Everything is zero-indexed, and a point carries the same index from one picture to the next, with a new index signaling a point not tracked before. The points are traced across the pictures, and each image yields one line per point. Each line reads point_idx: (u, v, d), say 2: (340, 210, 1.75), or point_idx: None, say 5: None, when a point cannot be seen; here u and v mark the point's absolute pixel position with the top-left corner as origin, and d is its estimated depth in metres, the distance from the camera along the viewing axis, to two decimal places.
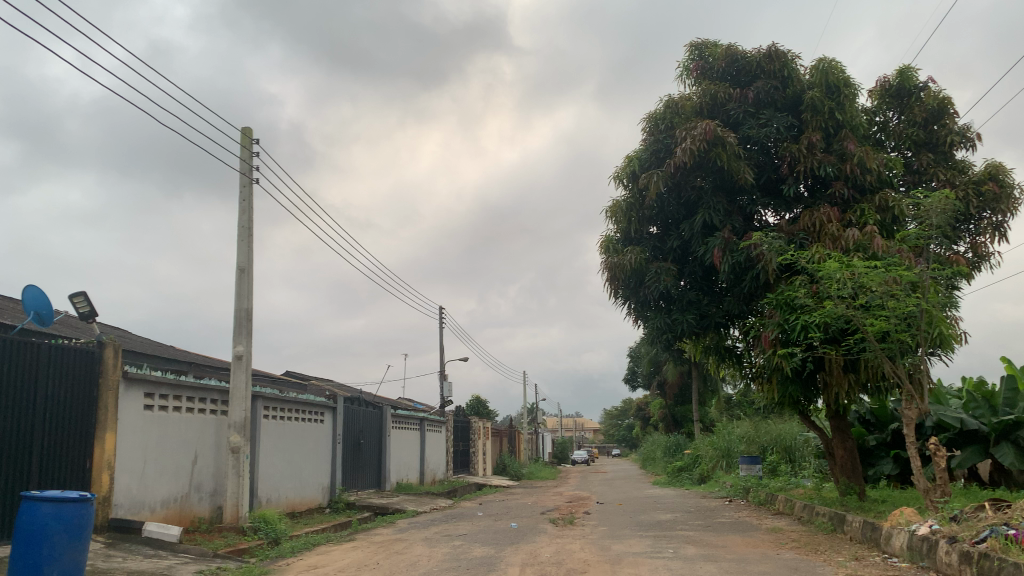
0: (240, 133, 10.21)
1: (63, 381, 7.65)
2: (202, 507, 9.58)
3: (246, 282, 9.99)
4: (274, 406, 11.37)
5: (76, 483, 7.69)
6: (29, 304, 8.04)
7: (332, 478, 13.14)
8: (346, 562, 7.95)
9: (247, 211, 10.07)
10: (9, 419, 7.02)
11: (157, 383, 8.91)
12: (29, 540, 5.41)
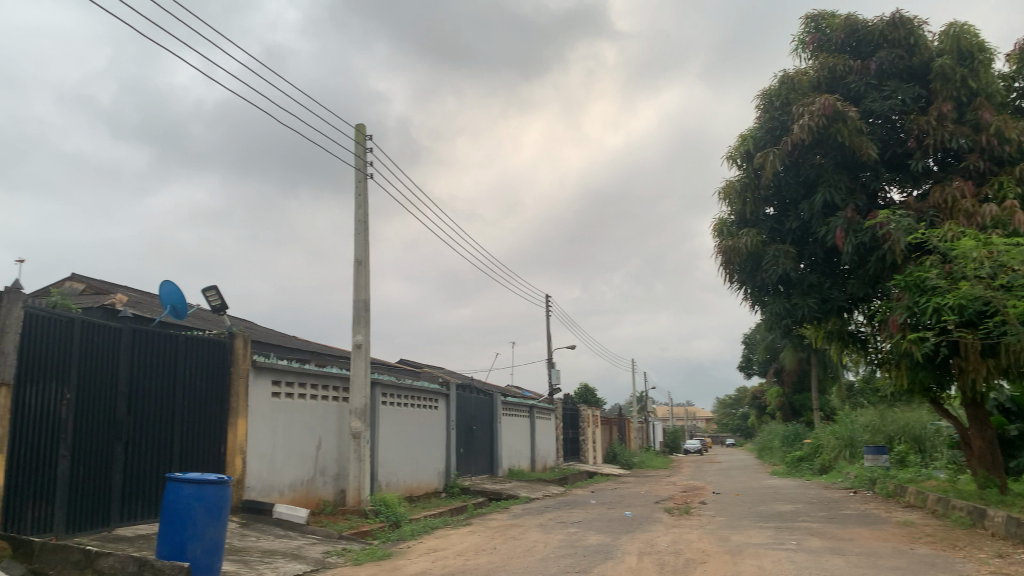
0: (354, 129, 10.53)
1: (199, 371, 8.13)
2: (326, 490, 9.99)
3: (364, 273, 10.30)
4: (392, 393, 11.72)
5: (212, 466, 8.17)
6: (165, 298, 8.57)
7: (447, 465, 13.42)
8: (464, 546, 8.09)
9: (363, 205, 10.37)
10: (153, 406, 7.53)
11: (283, 371, 9.34)
12: (175, 518, 5.78)
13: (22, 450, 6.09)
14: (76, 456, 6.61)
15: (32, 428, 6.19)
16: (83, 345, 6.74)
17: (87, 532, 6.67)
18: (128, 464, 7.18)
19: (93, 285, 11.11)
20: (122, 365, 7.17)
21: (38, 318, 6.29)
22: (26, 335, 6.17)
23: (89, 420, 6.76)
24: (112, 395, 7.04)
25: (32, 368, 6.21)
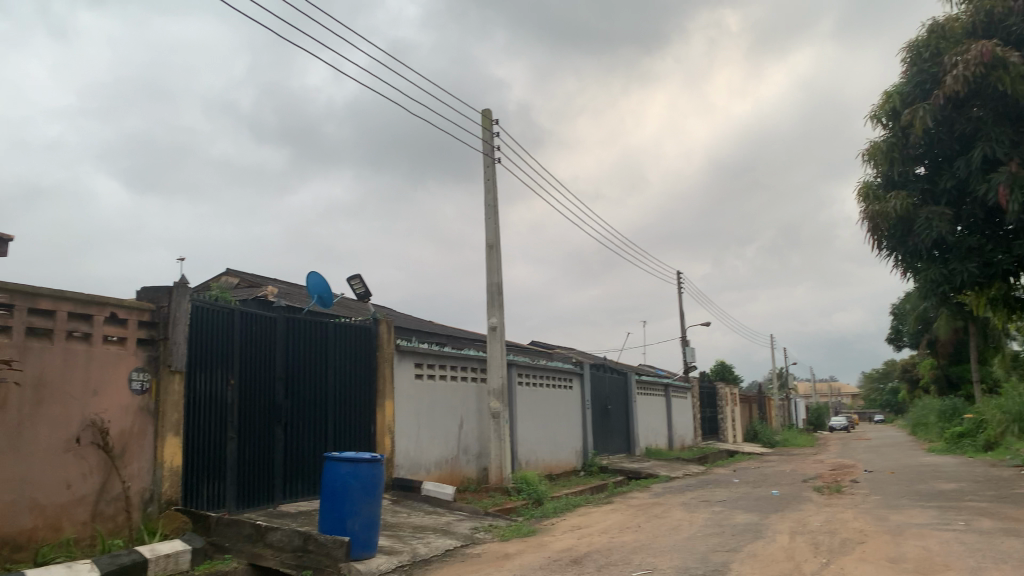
0: (481, 115, 10.65)
1: (348, 356, 8.52)
2: (470, 468, 10.26)
3: (496, 257, 10.45)
4: (528, 373, 11.86)
5: (363, 446, 8.57)
6: (313, 288, 9.01)
7: (584, 444, 13.47)
8: (607, 524, 8.10)
9: (492, 189, 10.51)
10: (308, 389, 7.95)
11: (424, 353, 9.65)
12: (335, 495, 6.10)
13: (195, 432, 6.61)
14: (242, 438, 7.08)
15: (202, 411, 6.70)
16: (243, 333, 7.20)
17: (256, 507, 7.17)
18: (288, 444, 7.63)
19: (245, 278, 11.85)
20: (278, 351, 7.61)
21: (203, 309, 6.78)
22: (195, 326, 6.66)
23: (251, 403, 7.23)
24: (271, 379, 7.50)
25: (201, 356, 6.71)
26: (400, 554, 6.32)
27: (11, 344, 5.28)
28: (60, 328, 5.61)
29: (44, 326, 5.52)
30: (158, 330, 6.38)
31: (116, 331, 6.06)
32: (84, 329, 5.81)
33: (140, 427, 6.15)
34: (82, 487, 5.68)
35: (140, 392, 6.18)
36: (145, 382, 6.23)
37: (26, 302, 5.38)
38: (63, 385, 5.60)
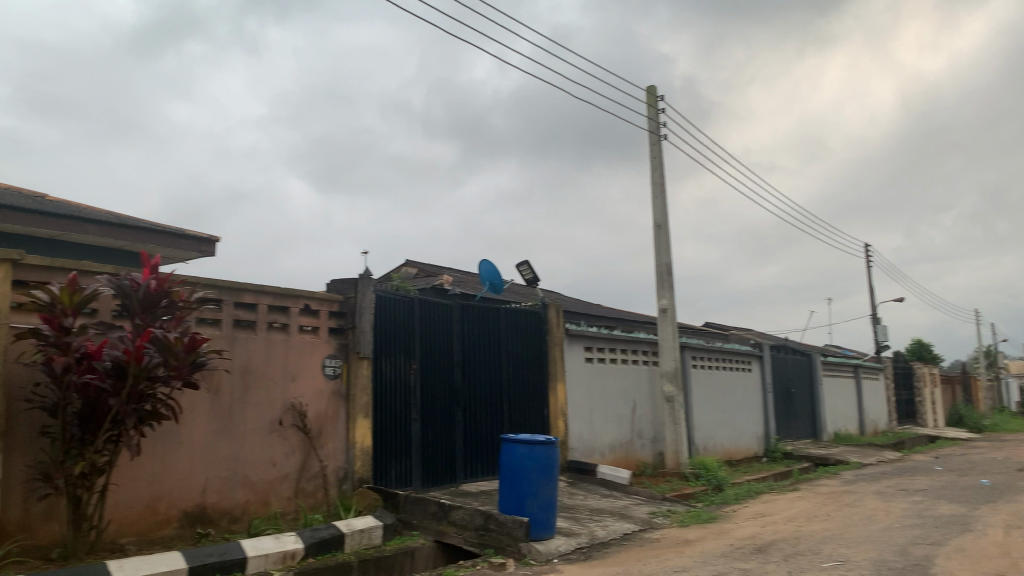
0: (646, 92, 10.43)
1: (520, 341, 8.68)
2: (645, 453, 10.16)
3: (664, 237, 10.22)
4: (703, 356, 11.56)
5: (539, 428, 8.73)
6: (485, 275, 9.25)
7: (766, 429, 12.95)
8: (793, 512, 7.72)
9: (659, 168, 10.28)
10: (484, 373, 8.19)
11: (594, 337, 9.65)
12: (512, 475, 6.26)
13: (383, 415, 6.99)
14: (425, 420, 7.42)
15: (388, 395, 7.08)
16: (423, 321, 7.52)
17: (440, 487, 7.49)
18: (467, 426, 7.90)
19: (423, 269, 12.39)
20: (456, 337, 7.88)
21: (386, 299, 7.14)
22: (379, 315, 7.04)
23: (432, 388, 7.55)
24: (450, 364, 7.78)
25: (384, 343, 7.08)
26: (578, 536, 6.37)
27: (222, 335, 5.82)
28: (262, 319, 6.13)
29: (248, 318, 6.04)
30: (346, 320, 6.80)
31: (309, 321, 6.53)
32: (282, 320, 6.30)
33: (334, 411, 6.60)
34: (286, 465, 6.19)
35: (333, 377, 6.64)
36: (337, 368, 6.68)
37: (232, 297, 5.91)
38: (266, 372, 6.12)
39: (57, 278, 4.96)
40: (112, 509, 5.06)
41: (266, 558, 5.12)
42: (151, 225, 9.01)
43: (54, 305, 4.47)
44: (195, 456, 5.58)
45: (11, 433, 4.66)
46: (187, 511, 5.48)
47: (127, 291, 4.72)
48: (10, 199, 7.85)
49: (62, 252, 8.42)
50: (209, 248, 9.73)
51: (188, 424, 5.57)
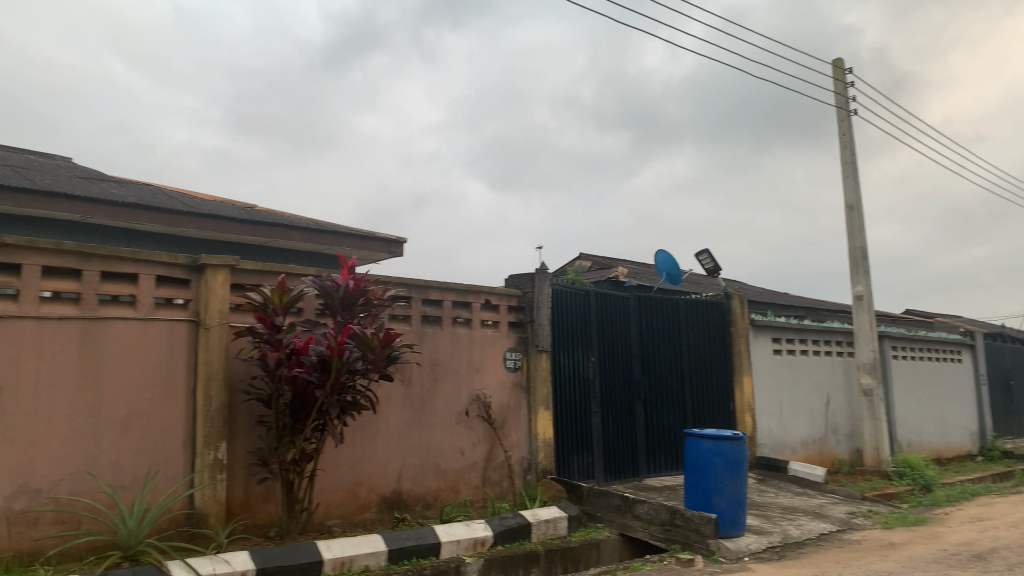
0: (833, 66, 9.80)
1: (701, 332, 8.46)
2: (841, 449, 9.57)
3: (857, 219, 9.56)
4: (905, 346, 10.70)
5: (723, 421, 8.46)
6: (662, 266, 9.09)
7: (980, 425, 11.78)
8: (1019, 517, 6.95)
9: (849, 146, 9.62)
10: (665, 365, 8.05)
11: (782, 328, 9.20)
12: (698, 471, 6.10)
13: (564, 407, 7.07)
14: (606, 413, 7.41)
15: (569, 387, 7.15)
16: (601, 314, 7.51)
17: (623, 480, 7.46)
18: (649, 419, 7.81)
19: (598, 261, 12.38)
20: (634, 329, 7.81)
21: (564, 292, 7.20)
22: (557, 308, 7.11)
23: (613, 380, 7.54)
24: (629, 356, 7.72)
25: (564, 336, 7.15)
26: (771, 535, 6.11)
27: (412, 330, 6.11)
28: (447, 315, 6.38)
29: (435, 314, 6.31)
30: (526, 314, 6.93)
31: (491, 316, 6.72)
32: (466, 315, 6.53)
33: (517, 402, 6.76)
34: (473, 455, 6.42)
35: (514, 369, 6.79)
36: (518, 361, 6.83)
37: (420, 294, 6.19)
38: (452, 365, 6.36)
39: (268, 280, 5.43)
40: (320, 492, 5.46)
41: (459, 544, 5.33)
42: (345, 229, 9.65)
43: (267, 305, 4.91)
44: (390, 445, 5.90)
45: (234, 421, 5.16)
46: (384, 495, 5.82)
47: (328, 291, 5.09)
48: (226, 211, 8.72)
49: (270, 257, 9.24)
50: (397, 249, 10.26)
51: (384, 414, 5.90)
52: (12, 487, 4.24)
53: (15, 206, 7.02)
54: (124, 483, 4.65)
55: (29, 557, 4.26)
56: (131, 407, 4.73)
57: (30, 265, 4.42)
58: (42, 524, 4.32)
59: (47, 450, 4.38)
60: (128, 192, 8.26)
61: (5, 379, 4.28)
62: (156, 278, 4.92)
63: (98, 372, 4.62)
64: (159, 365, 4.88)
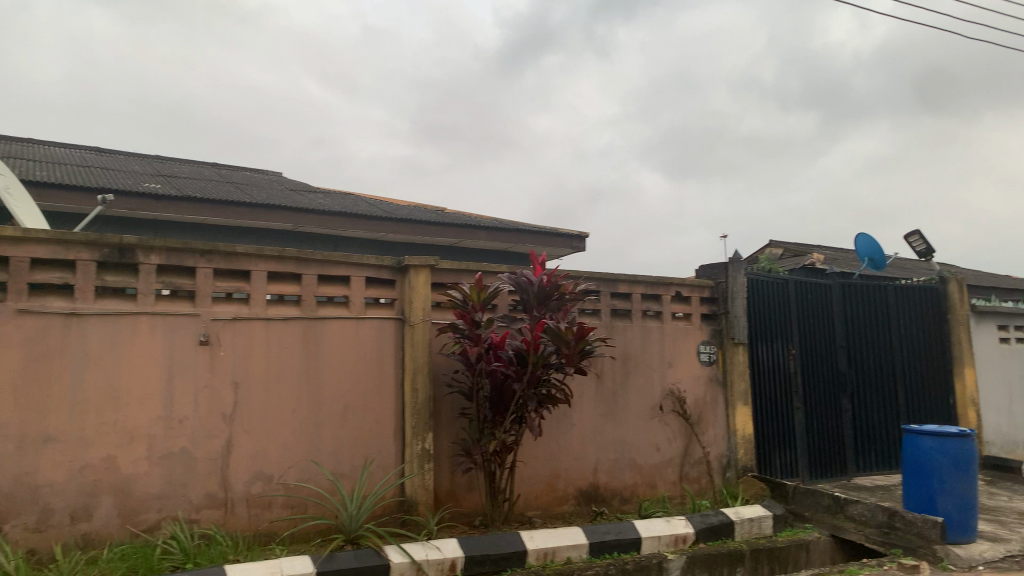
0: None
1: (914, 321, 7.80)
2: None
3: None
4: None
5: (942, 417, 7.75)
6: (864, 251, 8.47)
7: None
8: None
9: None
10: (873, 357, 7.50)
11: (1010, 314, 8.33)
12: (919, 470, 5.59)
13: (763, 401, 6.77)
14: (809, 408, 7.01)
15: (767, 381, 6.83)
16: (800, 304, 7.11)
17: (830, 478, 7.04)
18: (857, 414, 7.31)
19: (790, 248, 11.78)
20: (838, 319, 7.33)
21: (759, 281, 6.89)
22: (752, 298, 6.82)
23: (815, 374, 7.11)
24: (832, 348, 7.26)
25: (761, 327, 6.85)
26: (1008, 543, 5.49)
27: (603, 324, 6.09)
28: (638, 308, 6.31)
29: (625, 307, 6.26)
30: (719, 305, 6.72)
31: (682, 308, 6.57)
32: (656, 308, 6.42)
33: (712, 397, 6.57)
34: (669, 450, 6.30)
35: (709, 363, 6.60)
36: (713, 354, 6.63)
37: (609, 287, 6.16)
38: (645, 359, 6.27)
39: (465, 278, 5.61)
40: (520, 484, 5.58)
41: (659, 540, 5.24)
42: (530, 227, 9.80)
43: (466, 302, 5.09)
44: (586, 439, 5.91)
45: (438, 414, 5.38)
46: (581, 489, 5.85)
47: (523, 287, 5.18)
48: (419, 215, 9.15)
49: (459, 256, 9.58)
50: (580, 243, 10.29)
51: (579, 408, 5.92)
52: (249, 473, 4.67)
53: (239, 219, 7.75)
54: (344, 470, 4.98)
55: (266, 537, 4.66)
56: (347, 400, 5.06)
57: (258, 271, 4.84)
58: (275, 507, 4.72)
59: (277, 440, 4.79)
60: (333, 201, 8.88)
61: (241, 375, 4.72)
62: (365, 279, 5.23)
63: (317, 367, 4.98)
64: (371, 360, 5.18)
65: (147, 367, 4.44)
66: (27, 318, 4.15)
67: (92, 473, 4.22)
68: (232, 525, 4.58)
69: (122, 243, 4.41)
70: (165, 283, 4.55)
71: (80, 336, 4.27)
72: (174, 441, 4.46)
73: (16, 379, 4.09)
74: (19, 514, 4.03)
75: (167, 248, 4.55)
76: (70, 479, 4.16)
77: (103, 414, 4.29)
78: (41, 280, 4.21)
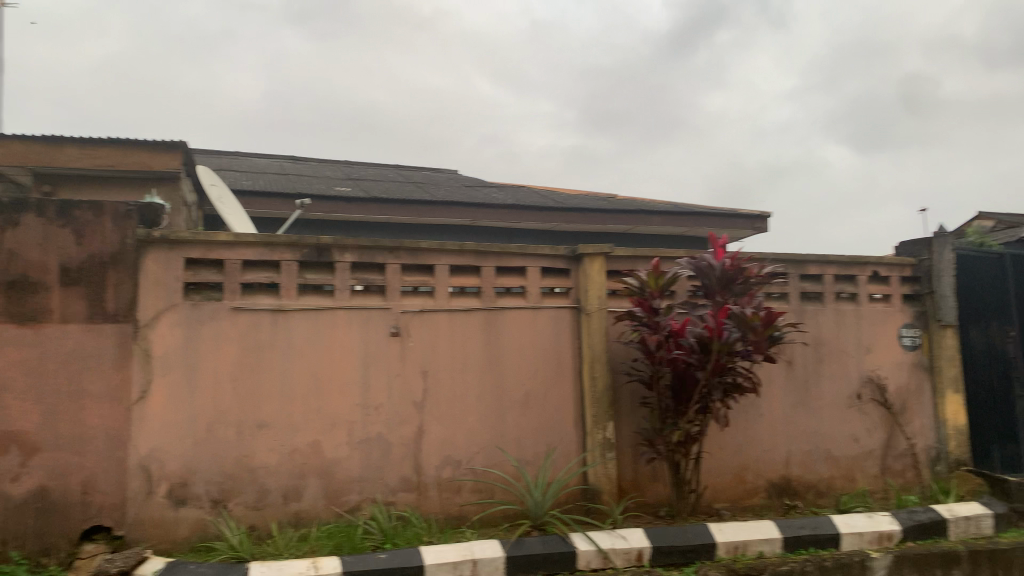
0: None
1: None
2: None
3: None
4: None
5: None
6: None
7: None
8: None
9: None
10: None
11: None
12: None
13: (977, 389, 6.16)
14: None
15: (980, 366, 6.20)
16: None
17: None
18: None
19: (1003, 219, 10.62)
20: None
21: (970, 257, 6.25)
22: (962, 275, 6.20)
23: None
24: None
25: (973, 307, 6.22)
26: None
27: (791, 308, 5.78)
28: (829, 290, 5.93)
29: (815, 290, 5.90)
30: (923, 284, 6.18)
31: (880, 289, 6.11)
32: (851, 290, 6.01)
33: (917, 384, 6.06)
34: (869, 442, 5.87)
35: (913, 347, 6.09)
36: (917, 338, 6.11)
37: (797, 269, 5.84)
38: (840, 345, 5.88)
39: (642, 265, 5.52)
40: (707, 475, 5.42)
41: (862, 537, 4.89)
42: (707, 210, 9.50)
43: (644, 289, 5.00)
44: (775, 429, 5.64)
45: (619, 402, 5.34)
46: (773, 481, 5.59)
47: (704, 271, 5.00)
48: (592, 203, 9.13)
49: (635, 242, 9.46)
50: (762, 224, 9.83)
51: (767, 396, 5.65)
52: (439, 459, 4.86)
53: (421, 216, 8.09)
54: (528, 457, 5.07)
55: (457, 521, 4.84)
56: (528, 388, 5.13)
57: (441, 265, 5.02)
58: (464, 492, 4.88)
59: (464, 427, 4.95)
60: (508, 195, 9.06)
61: (428, 364, 4.92)
62: (542, 269, 5.28)
63: (499, 356, 5.10)
64: (550, 349, 5.23)
65: (344, 358, 4.73)
66: (240, 314, 4.55)
67: (300, 456, 4.57)
68: (425, 508, 4.79)
69: (320, 243, 4.72)
70: (357, 279, 4.83)
71: (285, 330, 4.63)
72: (371, 427, 4.73)
73: (234, 370, 4.50)
74: (240, 493, 4.43)
75: (359, 246, 4.82)
76: (282, 462, 4.53)
77: (308, 403, 4.62)
78: (252, 280, 4.60)
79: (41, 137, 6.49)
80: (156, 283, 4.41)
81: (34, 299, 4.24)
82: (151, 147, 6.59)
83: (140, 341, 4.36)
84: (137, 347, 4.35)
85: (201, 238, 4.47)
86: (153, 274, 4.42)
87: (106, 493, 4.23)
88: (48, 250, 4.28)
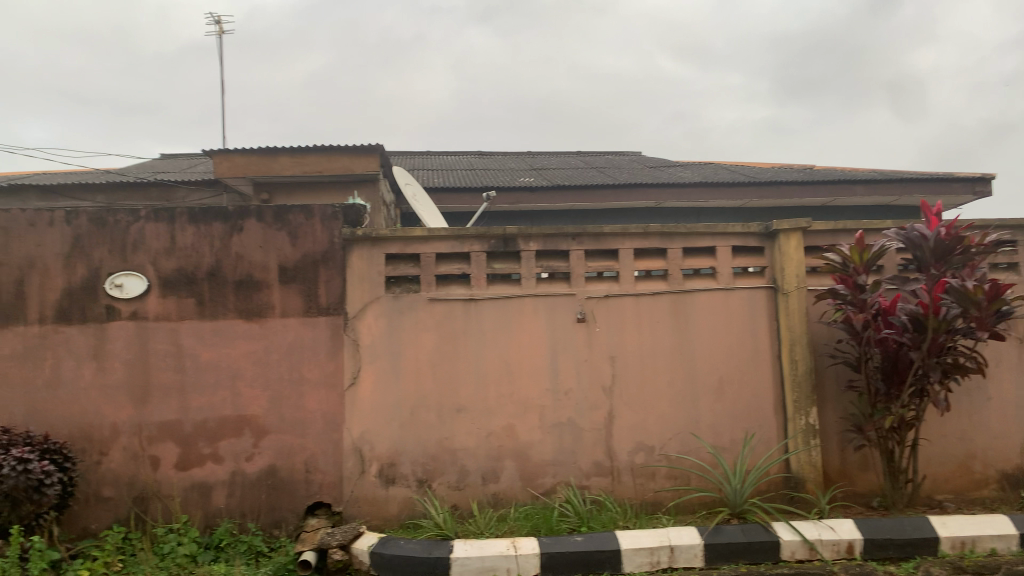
0: None
1: None
2: None
3: None
4: None
5: None
6: None
7: None
8: None
9: None
10: None
11: None
12: None
13: None
14: None
15: None
16: None
17: None
18: None
19: None
20: None
21: None
22: None
23: None
24: None
25: None
26: None
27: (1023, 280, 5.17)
28: None
29: None
30: None
31: None
32: None
33: None
34: None
35: None
36: None
37: None
38: None
39: (844, 238, 5.15)
40: (927, 464, 4.99)
41: None
42: (918, 175, 8.70)
43: (847, 265, 4.68)
44: (1008, 414, 5.08)
45: (822, 386, 5.04)
46: (1007, 472, 5.05)
47: (917, 242, 4.57)
48: (786, 176, 8.66)
49: (835, 215, 8.86)
50: (984, 187, 8.85)
51: (997, 378, 5.09)
52: (632, 444, 4.84)
53: (605, 201, 8.07)
54: (724, 443, 4.91)
55: (653, 506, 4.80)
56: (722, 372, 4.97)
57: (626, 249, 4.98)
58: (659, 477, 4.83)
59: (656, 412, 4.88)
60: (694, 173, 8.81)
61: (617, 349, 4.90)
62: (732, 249, 5.08)
63: (691, 340, 4.97)
64: (744, 331, 5.03)
65: (534, 344, 4.83)
66: (436, 305, 4.77)
67: (497, 439, 4.72)
68: (620, 493, 4.79)
69: (506, 233, 4.85)
70: (543, 267, 4.91)
71: (478, 318, 4.79)
72: (563, 411, 4.80)
73: (432, 357, 4.73)
74: (443, 474, 4.66)
75: (544, 234, 4.89)
76: (480, 445, 4.71)
77: (502, 388, 4.77)
78: (445, 271, 4.82)
79: (258, 149, 7.09)
80: (361, 278, 4.73)
81: (259, 296, 4.69)
82: (351, 152, 7.07)
83: (349, 332, 4.70)
84: (347, 337, 4.70)
85: (398, 234, 4.74)
86: (358, 269, 4.74)
87: (325, 472, 4.61)
88: (268, 251, 4.71)
